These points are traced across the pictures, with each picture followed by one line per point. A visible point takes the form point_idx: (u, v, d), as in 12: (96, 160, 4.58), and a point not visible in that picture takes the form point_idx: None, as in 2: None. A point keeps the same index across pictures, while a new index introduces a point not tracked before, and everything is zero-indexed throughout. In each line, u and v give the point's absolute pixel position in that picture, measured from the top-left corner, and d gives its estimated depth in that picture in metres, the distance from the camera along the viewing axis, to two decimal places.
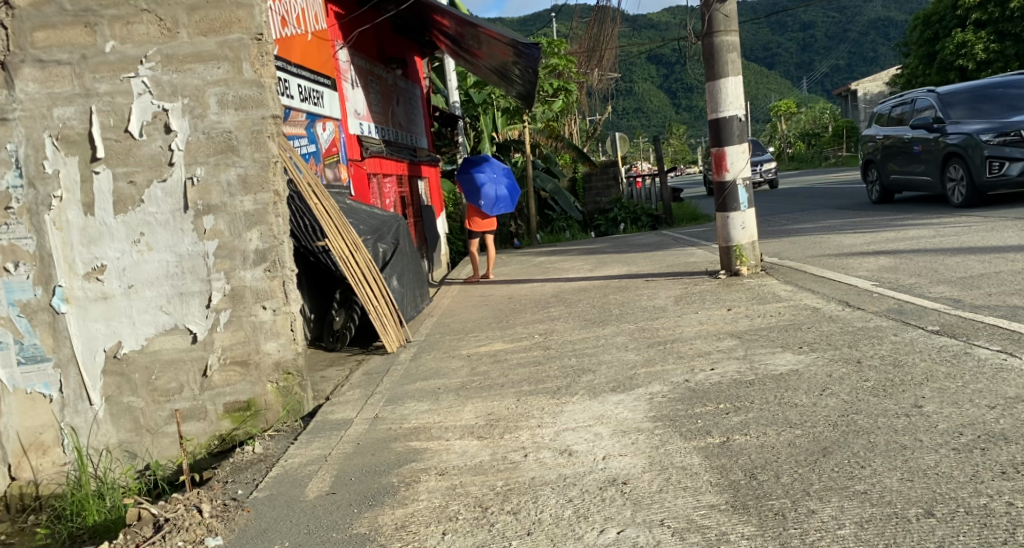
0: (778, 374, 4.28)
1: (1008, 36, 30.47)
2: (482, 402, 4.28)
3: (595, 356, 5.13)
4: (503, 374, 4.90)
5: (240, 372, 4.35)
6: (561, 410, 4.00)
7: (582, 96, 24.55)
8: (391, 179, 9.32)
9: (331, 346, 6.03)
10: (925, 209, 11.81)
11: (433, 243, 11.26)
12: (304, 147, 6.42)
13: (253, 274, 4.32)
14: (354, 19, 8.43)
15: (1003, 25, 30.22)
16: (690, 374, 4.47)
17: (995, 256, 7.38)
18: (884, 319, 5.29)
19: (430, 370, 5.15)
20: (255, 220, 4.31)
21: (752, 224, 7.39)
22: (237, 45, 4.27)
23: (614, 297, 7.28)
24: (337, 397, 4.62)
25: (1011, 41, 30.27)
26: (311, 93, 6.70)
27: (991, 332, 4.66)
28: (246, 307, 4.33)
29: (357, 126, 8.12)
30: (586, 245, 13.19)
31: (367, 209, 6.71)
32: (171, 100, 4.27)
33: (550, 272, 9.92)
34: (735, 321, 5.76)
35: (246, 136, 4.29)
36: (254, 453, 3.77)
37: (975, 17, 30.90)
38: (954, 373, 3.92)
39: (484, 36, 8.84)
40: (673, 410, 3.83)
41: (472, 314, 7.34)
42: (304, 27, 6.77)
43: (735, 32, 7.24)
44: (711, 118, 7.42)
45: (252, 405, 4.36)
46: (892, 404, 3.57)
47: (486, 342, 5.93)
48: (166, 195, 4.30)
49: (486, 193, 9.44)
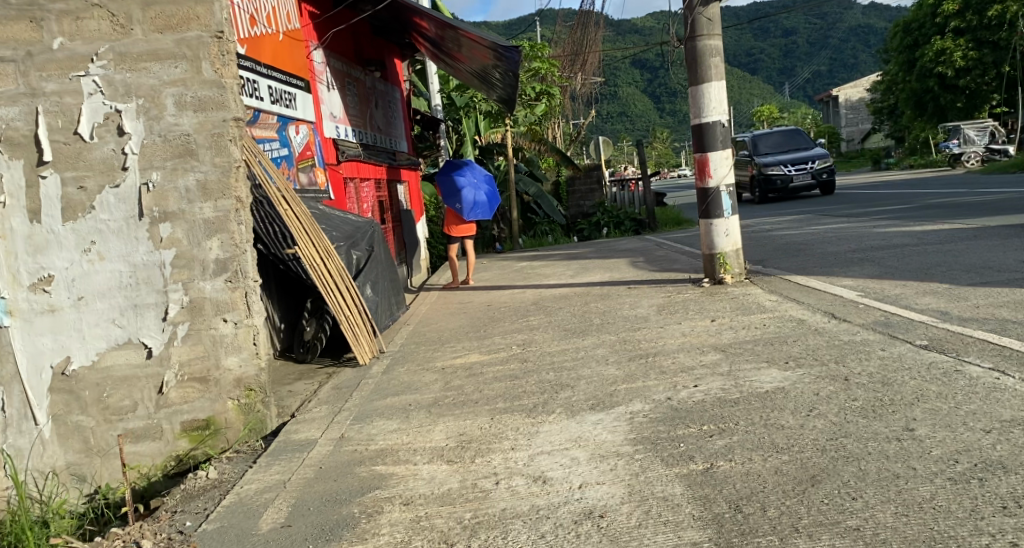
0: (763, 393, 4.11)
1: (987, 44, 30.62)
2: (453, 421, 4.07)
3: (574, 371, 4.92)
4: (478, 390, 4.69)
5: (199, 388, 4.14)
6: (537, 431, 3.81)
7: (565, 99, 24.36)
8: (368, 183, 9.10)
9: (301, 357, 5.82)
10: (910, 215, 11.72)
11: (412, 248, 11.06)
12: (275, 151, 6.20)
13: (213, 285, 4.11)
14: (329, 19, 8.21)
15: (982, 33, 30.32)
16: (672, 391, 4.30)
17: (982, 265, 7.26)
18: (871, 333, 5.14)
19: (403, 384, 4.95)
20: (216, 228, 4.10)
21: (737, 231, 7.24)
22: (196, 43, 4.05)
23: (596, 306, 7.10)
24: (302, 415, 4.40)
25: (989, 49, 30.48)
26: (283, 94, 6.48)
27: (981, 347, 4.52)
28: (206, 320, 4.12)
29: (332, 129, 7.90)
30: (568, 249, 13.03)
31: (341, 215, 6.48)
32: (124, 100, 4.05)
33: (530, 278, 9.73)
34: (718, 333, 5.59)
35: (205, 139, 4.07)
36: (208, 478, 3.62)
37: (954, 25, 30.98)
38: (945, 393, 3.76)
39: (464, 38, 8.61)
40: (653, 432, 3.66)
41: (449, 323, 7.14)
42: (275, 27, 6.54)
43: (718, 36, 7.08)
44: (693, 124, 7.26)
45: (211, 424, 4.15)
46: (882, 426, 3.40)
47: (463, 353, 5.73)
48: (120, 201, 4.07)
49: (465, 197, 9.24)
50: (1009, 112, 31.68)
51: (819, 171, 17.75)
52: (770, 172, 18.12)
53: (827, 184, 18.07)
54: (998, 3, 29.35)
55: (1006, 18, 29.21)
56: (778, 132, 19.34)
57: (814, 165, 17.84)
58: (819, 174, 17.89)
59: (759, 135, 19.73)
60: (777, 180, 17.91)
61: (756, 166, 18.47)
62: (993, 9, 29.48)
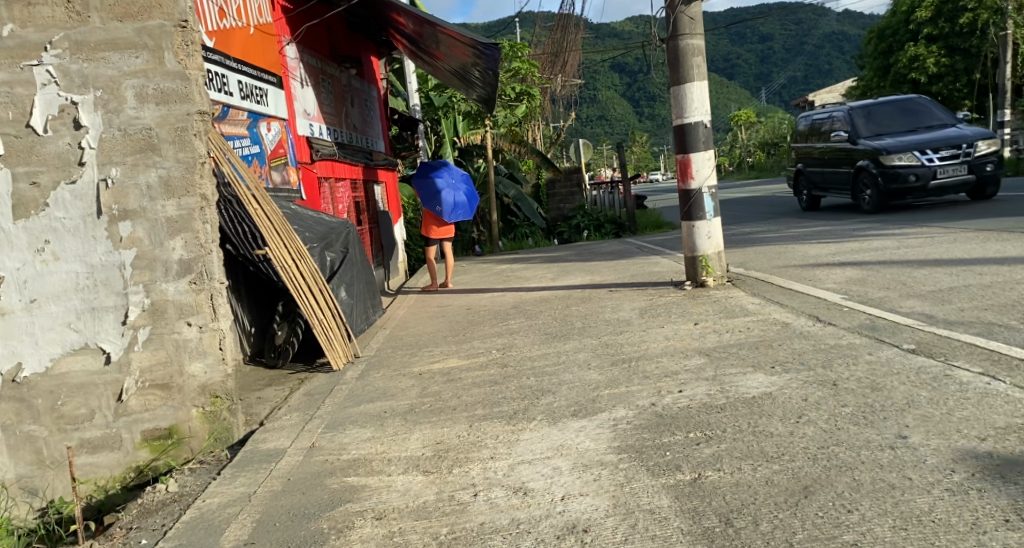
0: (749, 398, 3.98)
1: (958, 51, 30.95)
2: (430, 429, 3.91)
3: (556, 376, 4.77)
4: (456, 396, 4.52)
5: (161, 396, 3.94)
6: (517, 439, 3.66)
7: (545, 101, 24.22)
8: (344, 183, 8.90)
9: (272, 362, 5.61)
10: (890, 218, 11.69)
11: (389, 250, 10.86)
12: (246, 149, 6.00)
13: (176, 287, 3.92)
14: (302, 14, 8.02)
15: (953, 40, 30.66)
16: (656, 397, 4.16)
17: (963, 268, 7.21)
18: (857, 336, 5.03)
19: (378, 390, 4.77)
20: (179, 227, 3.91)
21: (718, 233, 7.14)
22: (158, 33, 3.86)
23: (577, 309, 6.95)
24: (272, 423, 4.21)
25: (960, 56, 30.80)
26: (254, 90, 6.28)
27: (970, 352, 4.42)
28: (169, 323, 3.92)
29: (306, 127, 7.69)
30: (548, 252, 12.89)
31: (315, 215, 6.29)
32: (80, 92, 3.85)
33: (510, 281, 9.55)
34: (703, 336, 5.47)
35: (168, 133, 3.89)
36: (168, 492, 3.44)
37: (926, 32, 31.28)
38: (937, 399, 3.65)
39: (443, 35, 8.42)
40: (638, 440, 3.51)
41: (427, 326, 6.95)
42: (246, 20, 6.35)
43: (700, 35, 6.97)
44: (675, 124, 7.14)
45: (174, 433, 3.95)
46: (874, 434, 3.28)
47: (440, 358, 5.54)
48: (76, 198, 3.87)
49: (444, 199, 9.05)
50: (979, 119, 32.05)
51: (978, 160, 11.26)
52: (899, 162, 11.43)
53: (991, 180, 11.47)
54: (969, 12, 29.69)
55: (977, 26, 29.49)
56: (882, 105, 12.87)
57: (969, 151, 11.30)
58: (976, 165, 11.36)
59: (861, 107, 12.98)
60: (912, 177, 11.27)
61: (871, 153, 11.89)
62: (964, 17, 29.82)
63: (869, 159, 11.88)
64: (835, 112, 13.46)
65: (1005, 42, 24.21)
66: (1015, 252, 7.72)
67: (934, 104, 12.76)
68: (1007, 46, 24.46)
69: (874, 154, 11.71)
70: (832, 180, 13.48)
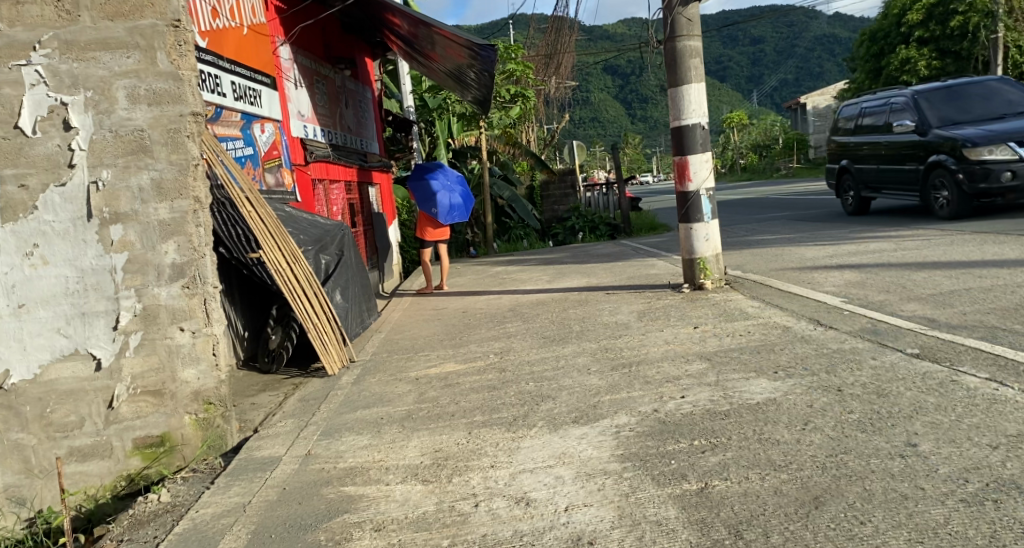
0: (754, 405, 3.91)
1: (948, 54, 30.84)
2: (429, 437, 3.83)
3: (555, 382, 4.69)
4: (454, 402, 4.43)
5: (153, 403, 3.85)
6: (518, 447, 3.58)
7: (540, 102, 24.15)
8: (338, 185, 8.81)
9: (266, 367, 5.52)
10: (885, 221, 11.66)
11: (384, 253, 10.77)
12: (239, 150, 5.91)
13: (169, 292, 3.83)
14: (296, 14, 7.93)
15: (944, 42, 30.67)
16: (659, 403, 4.09)
17: (963, 270, 7.16)
18: (860, 340, 4.97)
19: (374, 396, 4.68)
20: (172, 231, 3.82)
21: (716, 236, 7.08)
22: (150, 32, 3.78)
23: (574, 312, 6.88)
24: (266, 430, 4.13)
25: (951, 59, 30.71)
26: (247, 91, 6.19)
27: (975, 357, 4.35)
28: (161, 329, 3.83)
29: (300, 129, 7.61)
30: (544, 254, 12.82)
31: (310, 218, 6.21)
32: (70, 92, 3.76)
33: (506, 283, 9.48)
34: (703, 340, 5.41)
35: (161, 135, 3.80)
36: (160, 502, 3.36)
37: (918, 35, 31.34)
38: (944, 405, 3.58)
39: (438, 35, 8.35)
40: (642, 448, 3.44)
41: (423, 330, 6.87)
42: (239, 21, 6.26)
43: (698, 37, 6.90)
44: (672, 126, 7.08)
45: (166, 441, 3.86)
46: (883, 442, 3.21)
47: (437, 363, 5.46)
48: (66, 201, 3.78)
49: (440, 201, 8.99)
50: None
51: None
52: (990, 156, 9.47)
53: None
54: (959, 15, 29.72)
55: (968, 29, 29.55)
56: (951, 89, 10.92)
57: None
58: None
59: (928, 91, 10.99)
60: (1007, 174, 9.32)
61: (951, 145, 9.89)
62: (955, 20, 29.85)
63: (950, 154, 9.88)
64: (893, 98, 11.45)
65: (996, 45, 24.25)
66: (1014, 254, 7.68)
67: (1007, 88, 10.83)
68: (998, 48, 24.51)
69: (955, 148, 9.74)
70: (887, 179, 11.47)
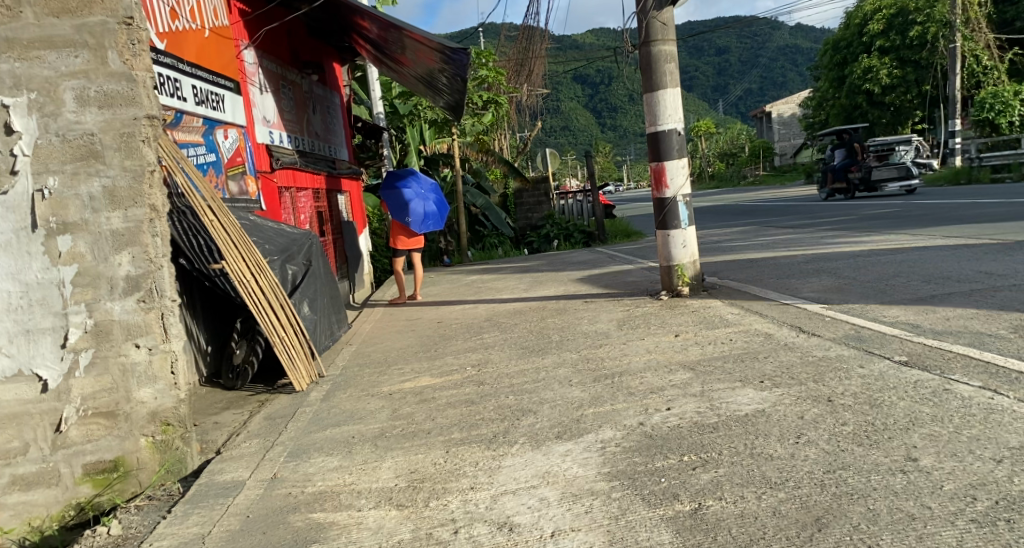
0: (742, 417, 3.75)
1: (909, 63, 31.34)
2: (403, 457, 3.62)
3: (536, 395, 4.50)
4: (430, 418, 4.22)
5: (105, 425, 3.60)
6: (499, 467, 3.38)
7: (511, 110, 24.03)
8: (306, 193, 8.56)
9: (230, 384, 5.26)
10: (856, 226, 11.66)
11: (354, 261, 10.53)
12: (201, 157, 5.66)
13: (122, 307, 3.59)
14: (261, 17, 7.70)
15: (904, 52, 31.10)
16: (644, 416, 3.91)
17: (941, 275, 7.09)
18: (845, 348, 4.84)
19: (345, 414, 4.45)
20: (125, 241, 3.60)
21: (694, 242, 6.95)
22: (100, 30, 3.55)
23: (553, 321, 6.69)
24: (230, 451, 3.89)
25: (911, 67, 31.22)
26: (209, 95, 5.95)
27: (965, 364, 4.21)
28: (114, 346, 3.59)
29: (266, 135, 7.36)
30: (518, 262, 12.66)
31: (275, 226, 5.97)
32: (12, 94, 3.50)
33: (482, 292, 9.28)
34: (685, 349, 5.25)
35: (113, 140, 3.58)
36: (111, 535, 3.11)
37: (879, 44, 31.73)
38: (939, 416, 3.45)
39: (409, 39, 8.15)
40: (629, 465, 3.26)
41: (397, 341, 6.65)
42: (200, 23, 6.02)
43: (673, 41, 6.78)
44: (649, 132, 6.93)
45: (120, 465, 3.61)
46: (882, 456, 3.07)
47: (411, 376, 5.24)
48: (8, 210, 3.50)
49: (414, 210, 8.79)
50: (930, 129, 32.58)
51: None
52: None
53: None
54: (919, 25, 30.12)
55: (926, 39, 29.96)
56: None
57: None
58: None
59: None
60: None
61: None
62: (914, 30, 30.27)
63: None
64: None
65: (953, 54, 24.61)
66: (990, 258, 7.65)
67: None
68: (956, 58, 24.86)
69: None
70: None
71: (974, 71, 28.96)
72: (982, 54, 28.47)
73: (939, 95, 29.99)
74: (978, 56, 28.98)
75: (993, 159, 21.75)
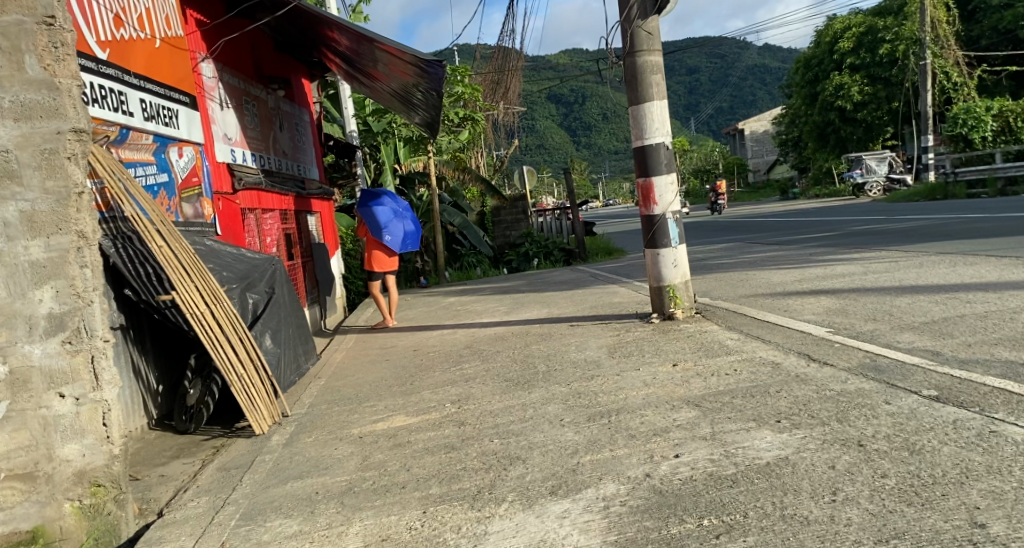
0: (764, 467, 3.27)
1: (879, 80, 31.31)
2: (374, 520, 3.14)
3: (524, 438, 3.99)
4: (406, 469, 3.70)
5: (21, 489, 3.13)
6: (486, 533, 2.93)
7: (488, 127, 23.66)
8: (272, 214, 8.02)
9: (183, 427, 4.69)
10: (845, 243, 11.27)
11: (326, 284, 9.98)
12: (151, 177, 5.15)
13: (44, 349, 3.14)
14: (219, 27, 7.23)
15: (875, 69, 30.99)
16: (650, 465, 3.42)
17: (949, 295, 6.65)
18: (863, 380, 4.37)
19: (311, 462, 3.94)
20: (48, 274, 3.15)
21: (685, 262, 6.50)
22: (14, 31, 3.11)
23: (539, 348, 6.20)
24: (173, 514, 3.44)
25: (882, 84, 31.20)
26: (161, 110, 5.46)
27: (1005, 401, 3.73)
28: (33, 396, 3.14)
29: (226, 153, 6.84)
30: (499, 282, 12.19)
31: (234, 251, 5.45)
32: None
33: (461, 315, 8.78)
34: (686, 381, 4.77)
35: (31, 157, 3.15)
36: None
37: (850, 62, 31.82)
38: (994, 466, 2.97)
39: (381, 52, 7.69)
40: (640, 532, 2.81)
41: (371, 373, 6.12)
42: (150, 31, 5.54)
43: (658, 51, 6.36)
44: (635, 146, 6.48)
45: (39, 536, 3.12)
46: (941, 521, 2.62)
47: (385, 416, 4.71)
48: None
49: (393, 230, 8.28)
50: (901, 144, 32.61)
51: None
52: None
53: None
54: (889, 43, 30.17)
55: (896, 57, 29.96)
56: None
57: None
58: None
59: None
60: None
61: None
62: (883, 47, 30.35)
63: None
64: None
65: (924, 71, 24.46)
66: (997, 277, 7.22)
67: None
68: (927, 75, 24.68)
69: None
70: None
71: (945, 87, 28.97)
72: (953, 71, 28.52)
73: (911, 111, 30.05)
74: (949, 72, 29.05)
75: (968, 173, 21.61)
